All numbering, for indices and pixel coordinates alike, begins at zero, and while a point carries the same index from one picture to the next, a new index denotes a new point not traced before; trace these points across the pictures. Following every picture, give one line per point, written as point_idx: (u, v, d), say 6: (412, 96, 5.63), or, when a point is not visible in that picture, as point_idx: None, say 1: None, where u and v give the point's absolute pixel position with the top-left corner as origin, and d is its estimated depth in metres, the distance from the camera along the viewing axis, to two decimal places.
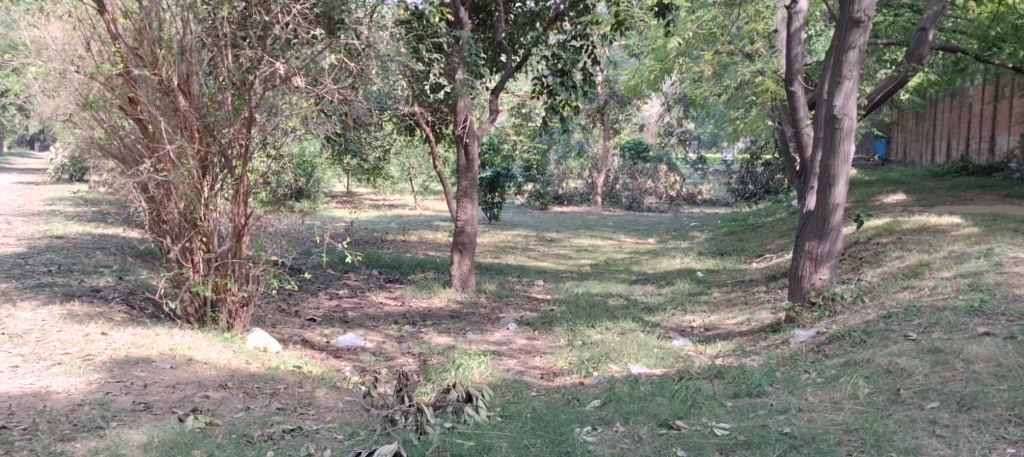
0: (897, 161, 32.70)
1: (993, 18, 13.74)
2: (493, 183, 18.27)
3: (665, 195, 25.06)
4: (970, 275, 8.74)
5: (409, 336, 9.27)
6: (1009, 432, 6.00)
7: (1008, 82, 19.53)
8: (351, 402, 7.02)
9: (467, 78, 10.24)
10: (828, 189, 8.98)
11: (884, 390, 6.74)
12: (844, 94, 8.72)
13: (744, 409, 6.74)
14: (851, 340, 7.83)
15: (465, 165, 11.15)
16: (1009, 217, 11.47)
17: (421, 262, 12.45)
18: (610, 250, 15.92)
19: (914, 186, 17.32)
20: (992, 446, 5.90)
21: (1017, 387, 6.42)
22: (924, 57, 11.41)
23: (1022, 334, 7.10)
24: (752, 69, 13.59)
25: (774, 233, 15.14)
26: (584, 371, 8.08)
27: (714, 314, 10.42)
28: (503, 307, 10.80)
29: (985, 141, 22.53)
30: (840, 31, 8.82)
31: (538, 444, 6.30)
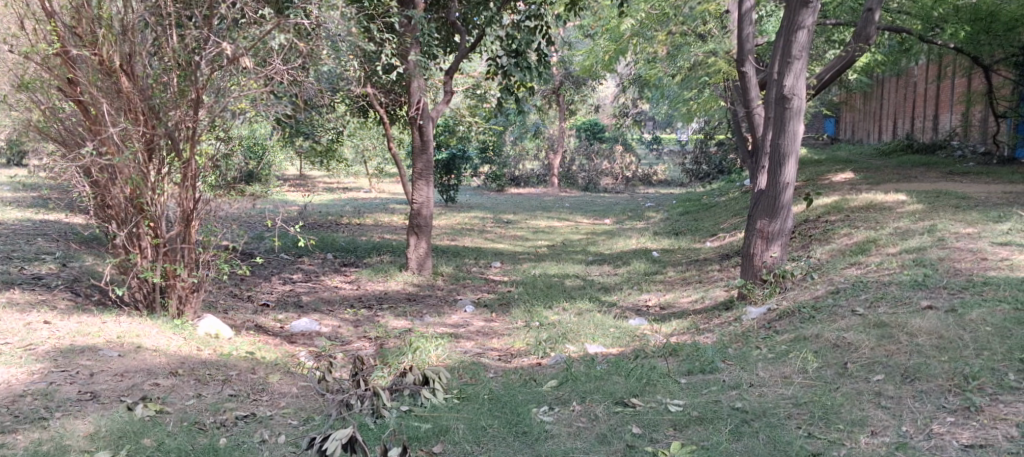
0: (846, 140, 33.32)
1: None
2: (449, 164, 18.25)
3: (621, 175, 25.27)
4: (914, 251, 8.95)
5: (365, 319, 9.27)
6: (948, 402, 6.16)
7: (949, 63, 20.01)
8: (306, 387, 7.01)
9: (421, 59, 10.20)
10: (779, 168, 9.10)
11: (832, 364, 6.89)
12: (793, 74, 8.83)
13: (697, 386, 6.85)
14: (800, 316, 7.98)
15: (420, 147, 11.10)
16: (951, 194, 11.76)
17: (377, 245, 12.42)
18: (567, 231, 16.01)
19: (860, 164, 17.65)
20: (932, 416, 6.05)
21: (957, 358, 6.59)
22: (871, 37, 11.61)
23: (962, 307, 7.29)
24: (704, 49, 13.92)
25: (727, 213, 15.34)
26: (541, 352, 8.16)
27: (669, 293, 10.57)
28: (460, 289, 10.84)
29: (928, 120, 23.02)
30: (789, 11, 8.92)
31: (495, 425, 6.37)
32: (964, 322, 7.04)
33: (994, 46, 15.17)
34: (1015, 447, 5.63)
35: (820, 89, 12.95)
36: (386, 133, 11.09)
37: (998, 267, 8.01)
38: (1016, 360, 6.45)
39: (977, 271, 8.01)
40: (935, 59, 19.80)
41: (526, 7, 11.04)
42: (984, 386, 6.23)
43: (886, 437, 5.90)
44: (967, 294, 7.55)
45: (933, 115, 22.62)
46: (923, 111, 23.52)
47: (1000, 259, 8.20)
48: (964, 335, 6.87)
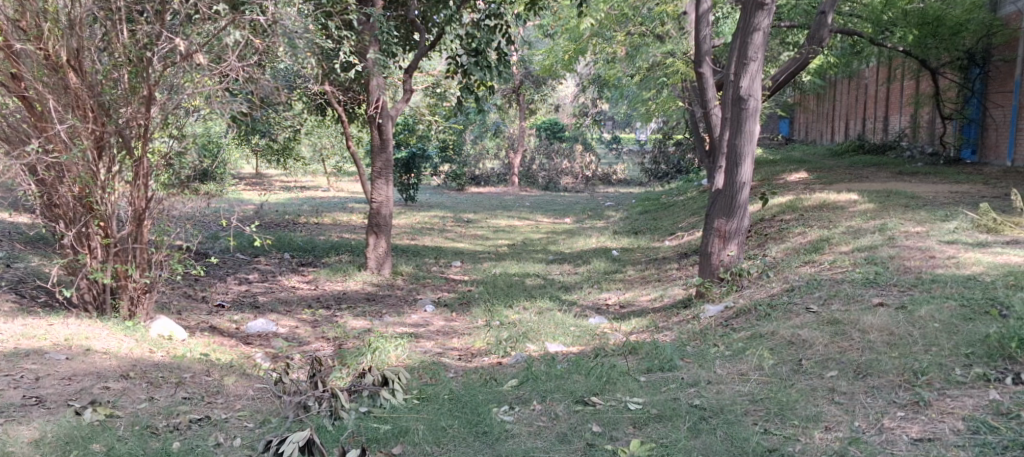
0: (801, 140, 33.76)
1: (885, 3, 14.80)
2: (408, 163, 18.14)
3: (581, 174, 25.26)
4: (866, 249, 9.07)
5: (323, 320, 9.18)
6: (899, 397, 6.24)
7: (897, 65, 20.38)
8: (262, 389, 6.92)
9: (380, 57, 10.04)
10: (735, 167, 9.18)
11: (787, 360, 6.95)
12: (749, 75, 8.92)
13: (656, 384, 6.86)
14: (757, 314, 8.04)
15: (379, 145, 11.00)
16: (901, 193, 11.96)
17: (335, 245, 12.30)
18: (527, 230, 15.99)
19: (814, 164, 17.87)
20: (884, 411, 6.13)
21: (908, 354, 6.67)
22: (824, 40, 11.78)
23: (912, 303, 7.39)
24: (663, 49, 14.03)
25: (685, 212, 15.43)
26: (502, 351, 8.13)
27: (628, 291, 10.60)
28: (420, 289, 10.78)
29: (879, 121, 23.41)
30: (745, 14, 9.00)
31: (455, 426, 6.33)
32: (914, 319, 7.13)
33: (940, 49, 15.94)
34: (962, 441, 5.71)
35: (775, 91, 13.17)
36: (344, 131, 10.98)
37: (947, 264, 8.12)
38: (964, 355, 6.54)
39: (927, 268, 8.13)
40: (884, 61, 20.17)
41: (485, 7, 11.04)
42: (933, 381, 6.33)
43: (839, 432, 5.95)
44: (917, 291, 7.65)
45: (883, 116, 23.02)
46: (874, 112, 23.90)
47: (949, 256, 8.33)
48: (914, 331, 6.95)
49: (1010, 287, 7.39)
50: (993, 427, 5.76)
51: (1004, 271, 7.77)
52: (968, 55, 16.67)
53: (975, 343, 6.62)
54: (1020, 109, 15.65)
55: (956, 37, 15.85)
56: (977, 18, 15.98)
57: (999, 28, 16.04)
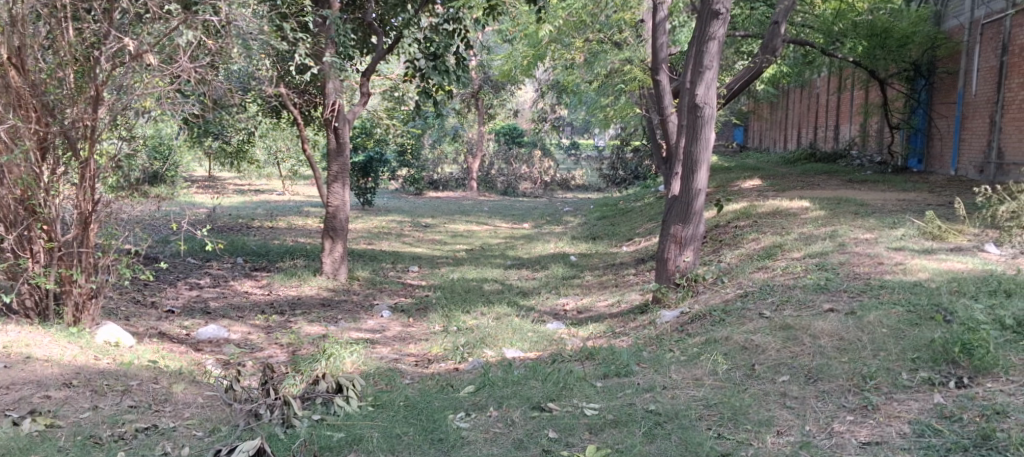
0: (755, 147, 34.21)
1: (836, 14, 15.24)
2: (366, 167, 17.97)
3: (540, 180, 25.14)
4: (817, 255, 9.15)
5: (277, 325, 9.04)
6: (849, 401, 6.28)
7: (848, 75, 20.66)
8: (212, 397, 6.78)
9: (337, 60, 9.86)
10: (691, 174, 9.21)
11: (740, 366, 6.97)
12: (705, 83, 8.97)
13: (612, 389, 6.84)
14: (711, 319, 8.06)
15: (336, 149, 10.87)
16: (850, 201, 12.11)
17: (290, 249, 12.14)
18: (486, 235, 15.94)
19: (768, 171, 18.06)
20: (834, 415, 6.17)
21: (857, 359, 6.73)
22: (777, 50, 12.05)
23: (861, 309, 7.44)
24: (620, 57, 14.07)
25: (642, 218, 15.50)
26: (458, 357, 8.07)
27: (586, 297, 10.59)
28: (377, 294, 10.69)
29: (830, 130, 23.76)
30: (701, 22, 9.06)
31: (410, 433, 6.26)
32: (863, 324, 7.19)
33: (889, 61, 16.27)
34: (908, 444, 5.77)
35: (729, 99, 13.28)
36: (300, 134, 10.82)
37: (895, 271, 8.22)
38: (910, 360, 6.60)
39: (875, 274, 8.21)
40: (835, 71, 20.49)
41: (444, 11, 10.94)
42: (881, 386, 6.38)
43: (791, 437, 5.98)
44: (866, 297, 7.72)
45: (834, 125, 23.38)
46: (825, 121, 24.27)
47: (896, 263, 8.42)
48: (863, 336, 7.00)
49: (955, 293, 7.50)
50: (937, 430, 5.83)
51: (948, 277, 7.88)
52: (914, 67, 17.05)
53: (921, 348, 6.69)
54: (963, 119, 15.97)
55: (903, 50, 16.30)
56: (922, 31, 16.40)
57: (944, 41, 16.43)
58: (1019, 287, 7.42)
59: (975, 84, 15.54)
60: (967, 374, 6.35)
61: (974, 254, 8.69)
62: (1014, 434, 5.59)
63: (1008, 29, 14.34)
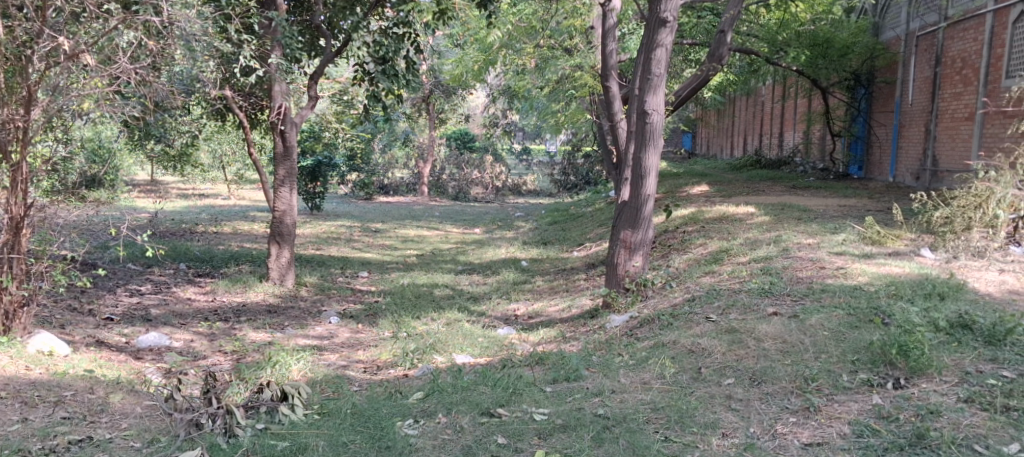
0: (703, 154, 34.61)
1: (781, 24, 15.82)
2: (314, 171, 17.75)
3: (491, 185, 25.09)
4: (761, 260, 9.24)
5: (221, 332, 8.87)
6: (791, 403, 6.33)
7: (793, 83, 20.93)
8: (152, 407, 6.62)
9: (283, 61, 9.71)
10: (640, 180, 9.23)
11: (687, 369, 6.98)
12: (654, 90, 9.02)
13: (561, 394, 6.80)
14: (659, 323, 8.08)
15: (282, 152, 10.70)
16: (794, 206, 12.25)
17: (235, 255, 11.93)
18: (436, 240, 15.86)
19: (716, 177, 18.21)
20: (777, 417, 6.21)
21: (799, 361, 6.78)
22: (723, 57, 12.23)
23: (804, 313, 7.49)
24: (571, 63, 14.13)
25: (593, 223, 15.55)
26: (408, 363, 7.98)
27: (537, 302, 10.56)
28: (325, 300, 10.54)
29: (775, 137, 24.08)
30: (648, 30, 9.10)
31: (357, 441, 6.18)
32: (806, 327, 7.24)
33: (829, 70, 16.79)
34: (848, 444, 5.84)
35: (677, 106, 13.37)
36: (246, 138, 10.63)
37: (835, 275, 8.31)
38: (850, 362, 6.67)
39: (817, 278, 8.30)
40: (780, 79, 20.79)
41: (394, 14, 10.84)
42: (823, 387, 6.44)
43: (736, 439, 6.02)
44: (808, 300, 7.78)
45: (779, 132, 23.72)
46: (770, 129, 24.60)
47: (837, 267, 8.51)
48: (806, 339, 7.06)
49: (892, 296, 7.59)
50: (875, 430, 5.91)
51: (886, 280, 7.99)
52: (854, 76, 17.38)
53: (860, 350, 6.76)
54: (900, 127, 16.25)
55: (844, 60, 16.77)
56: (861, 42, 16.77)
57: (882, 51, 16.73)
58: (952, 290, 7.55)
59: (911, 93, 15.83)
60: (904, 375, 6.42)
61: (911, 258, 8.83)
62: (947, 434, 5.74)
63: (943, 40, 14.65)
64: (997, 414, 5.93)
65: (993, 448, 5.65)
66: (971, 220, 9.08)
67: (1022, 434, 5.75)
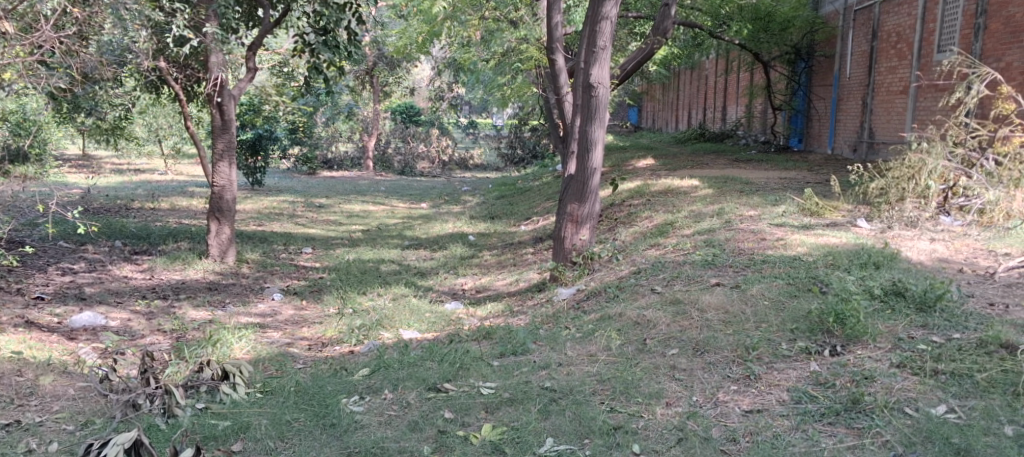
0: (648, 128, 34.84)
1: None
2: (255, 145, 17.35)
3: (437, 159, 25.04)
4: (705, 232, 9.27)
5: (159, 311, 8.65)
6: (733, 371, 6.36)
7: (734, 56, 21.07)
8: (85, 388, 6.46)
9: (218, 31, 9.32)
10: (587, 153, 9.18)
11: (633, 341, 6.97)
12: (598, 64, 8.95)
13: (509, 367, 6.76)
14: (606, 295, 8.07)
15: (221, 125, 10.43)
16: (736, 179, 12.33)
17: (173, 231, 11.64)
18: (382, 215, 15.65)
19: (661, 151, 18.26)
20: (719, 385, 6.23)
21: (741, 330, 6.80)
22: (668, 31, 12.23)
23: (745, 283, 7.53)
24: (516, 36, 14.26)
25: (540, 197, 15.51)
26: (354, 340, 7.86)
27: (485, 276, 10.49)
28: (268, 277, 10.34)
29: (718, 111, 24.27)
30: (593, 2, 9.01)
31: (301, 419, 6.08)
32: (747, 296, 7.27)
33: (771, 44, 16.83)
34: (786, 410, 5.90)
35: (623, 79, 13.34)
36: (182, 111, 10.33)
37: (775, 245, 8.36)
38: (789, 330, 6.72)
39: (758, 250, 8.34)
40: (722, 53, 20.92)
41: None
42: (763, 356, 6.47)
43: (679, 407, 6.03)
44: (750, 271, 7.82)
45: (722, 106, 23.90)
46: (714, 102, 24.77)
47: (777, 238, 8.58)
48: (747, 309, 7.08)
49: (830, 266, 7.67)
50: (813, 396, 5.98)
51: (824, 250, 8.06)
52: (795, 50, 17.57)
53: (799, 319, 6.81)
54: (838, 100, 16.44)
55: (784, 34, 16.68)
56: (801, 16, 16.92)
57: (821, 26, 16.92)
58: (886, 259, 7.64)
59: (849, 67, 16.01)
60: (840, 342, 6.49)
61: (848, 228, 8.93)
62: (880, 398, 5.84)
63: (879, 15, 14.82)
64: (927, 377, 6.03)
65: (922, 410, 5.75)
66: (904, 191, 9.19)
67: (949, 397, 5.86)
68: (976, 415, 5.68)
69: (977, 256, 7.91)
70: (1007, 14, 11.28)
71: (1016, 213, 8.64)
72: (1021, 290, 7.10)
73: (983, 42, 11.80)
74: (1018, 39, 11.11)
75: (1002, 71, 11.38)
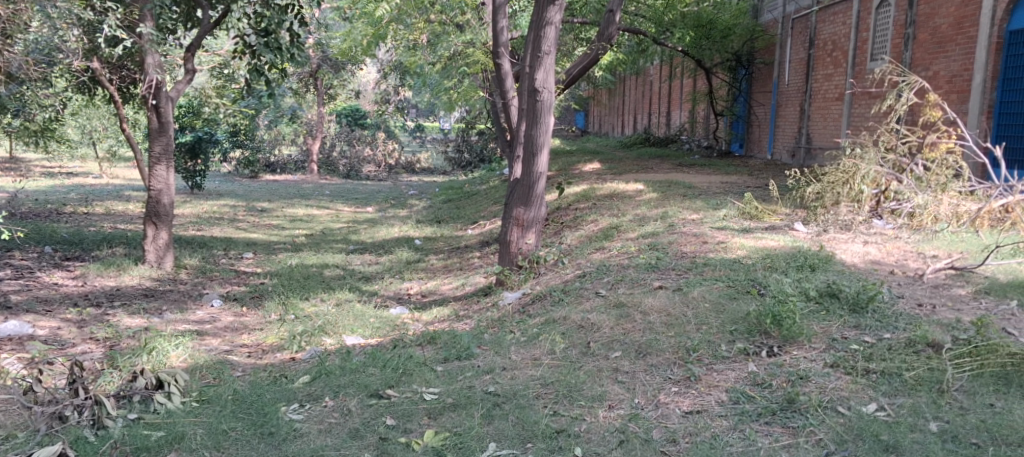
0: (595, 132, 35.04)
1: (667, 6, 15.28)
2: (194, 148, 17.00)
3: (384, 163, 24.85)
4: (649, 235, 9.28)
5: (92, 319, 8.40)
6: (674, 373, 6.35)
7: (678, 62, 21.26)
8: (10, 400, 6.24)
9: (153, 31, 9.11)
10: (533, 158, 9.15)
11: (577, 344, 6.93)
12: (543, 68, 8.93)
13: (452, 372, 6.66)
14: (551, 299, 8.03)
15: (157, 128, 10.18)
16: (680, 183, 12.40)
17: (107, 237, 11.34)
18: (326, 220, 15.45)
19: (608, 155, 18.29)
20: (660, 387, 6.22)
21: (682, 333, 6.80)
22: (612, 37, 12.26)
23: (687, 285, 7.55)
24: (462, 39, 14.17)
25: (487, 201, 15.45)
26: (295, 347, 7.71)
27: (431, 280, 10.39)
28: (207, 283, 10.11)
29: (662, 116, 24.47)
30: (538, 7, 8.99)
31: (238, 428, 5.94)
32: (689, 299, 7.28)
33: (713, 51, 16.94)
34: (725, 411, 5.91)
35: (568, 84, 13.36)
36: (117, 113, 10.05)
37: (716, 249, 8.40)
38: (728, 332, 6.73)
39: (700, 253, 8.38)
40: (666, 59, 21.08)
41: None
42: (703, 357, 6.48)
43: (621, 410, 6.00)
44: (691, 274, 7.83)
45: (666, 111, 24.10)
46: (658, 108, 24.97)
47: (719, 241, 8.62)
48: (689, 312, 7.09)
49: (768, 268, 7.73)
50: (751, 397, 6.00)
51: (763, 253, 8.12)
52: (735, 57, 17.56)
53: (738, 320, 6.84)
54: (778, 106, 16.65)
55: (725, 40, 16.94)
56: (742, 24, 17.11)
57: (760, 34, 17.15)
58: (822, 262, 7.72)
59: (787, 74, 16.23)
60: (777, 343, 6.53)
61: (786, 232, 9.01)
62: (814, 397, 5.88)
63: (815, 23, 15.06)
64: (858, 376, 6.08)
65: (854, 409, 5.80)
66: (839, 195, 9.26)
67: (879, 395, 5.91)
68: (904, 412, 5.74)
69: (908, 258, 8.04)
70: (934, 25, 11.55)
71: (943, 217, 8.53)
72: (948, 291, 7.24)
73: (913, 51, 12.06)
74: (944, 50, 11.37)
75: (930, 80, 11.63)
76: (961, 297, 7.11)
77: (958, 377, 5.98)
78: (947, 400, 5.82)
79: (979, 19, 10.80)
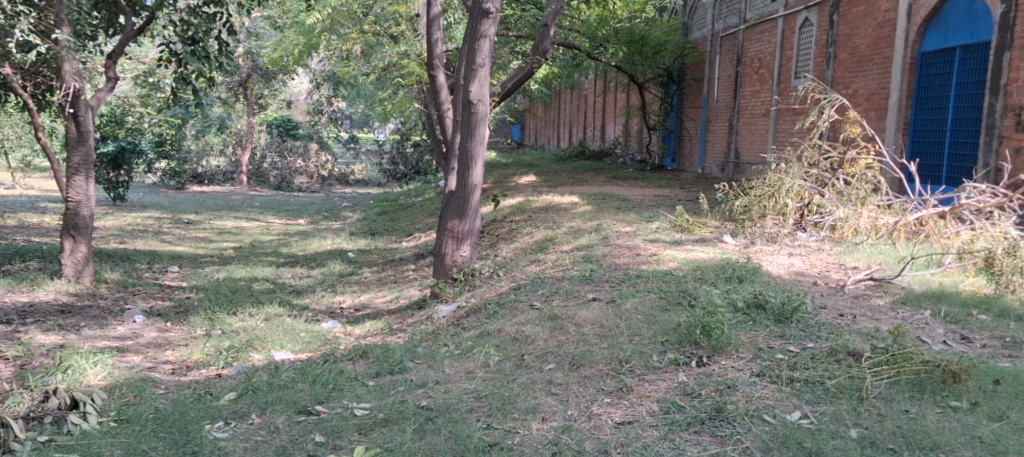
0: (531, 145, 35.07)
1: (600, 21, 15.33)
2: (117, 159, 16.49)
3: (316, 174, 24.46)
4: (583, 248, 9.23)
5: (2, 336, 8.01)
6: (606, 384, 6.28)
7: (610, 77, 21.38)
8: None
9: (71, 38, 8.76)
10: (467, 170, 9.03)
11: (510, 356, 6.81)
12: (478, 81, 8.81)
13: (384, 387, 6.48)
14: (486, 312, 7.90)
15: (77, 137, 9.79)
16: (614, 196, 12.39)
17: (21, 250, 10.88)
18: (256, 232, 15.09)
19: (543, 167, 18.24)
20: (593, 398, 6.14)
21: (615, 344, 6.74)
22: (547, 50, 12.22)
23: (620, 297, 7.49)
24: (396, 50, 13.99)
25: (422, 214, 15.27)
26: (221, 363, 7.44)
27: (364, 293, 10.18)
28: (129, 297, 9.76)
29: (597, 129, 24.57)
30: (472, 20, 8.89)
31: (158, 448, 5.68)
32: (622, 312, 7.20)
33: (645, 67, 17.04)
34: (656, 421, 5.84)
35: (503, 97, 13.28)
36: (33, 121, 9.63)
37: (649, 260, 8.37)
38: (659, 343, 6.69)
39: (633, 265, 8.34)
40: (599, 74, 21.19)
41: None
42: (635, 368, 6.42)
43: (554, 422, 5.89)
44: (624, 286, 7.78)
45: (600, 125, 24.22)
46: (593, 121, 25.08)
47: (651, 253, 8.59)
48: (623, 323, 7.02)
49: (698, 280, 7.73)
50: (681, 406, 5.95)
51: (693, 265, 8.11)
52: (666, 73, 17.77)
53: (669, 331, 6.81)
54: (707, 122, 16.81)
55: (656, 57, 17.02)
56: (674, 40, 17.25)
57: (691, 51, 17.31)
58: (749, 273, 7.74)
59: (716, 90, 16.41)
60: (706, 353, 6.49)
61: (715, 244, 9.03)
62: (742, 406, 5.85)
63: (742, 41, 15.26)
64: (784, 385, 6.08)
65: (780, 417, 5.78)
66: (765, 208, 9.24)
67: (803, 403, 5.91)
68: (826, 419, 5.75)
69: (831, 269, 8.11)
70: (853, 45, 11.77)
71: (863, 229, 8.81)
72: (869, 301, 7.32)
73: (833, 70, 12.26)
74: (863, 69, 11.59)
75: (850, 98, 11.84)
76: (880, 308, 7.17)
77: (877, 385, 6.01)
78: (867, 407, 5.83)
79: (894, 40, 11.03)
